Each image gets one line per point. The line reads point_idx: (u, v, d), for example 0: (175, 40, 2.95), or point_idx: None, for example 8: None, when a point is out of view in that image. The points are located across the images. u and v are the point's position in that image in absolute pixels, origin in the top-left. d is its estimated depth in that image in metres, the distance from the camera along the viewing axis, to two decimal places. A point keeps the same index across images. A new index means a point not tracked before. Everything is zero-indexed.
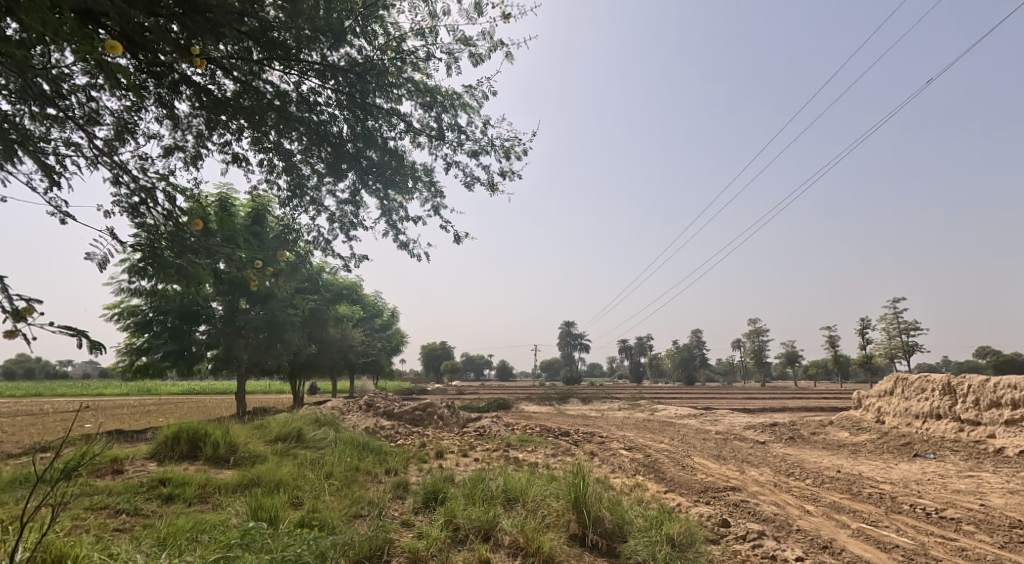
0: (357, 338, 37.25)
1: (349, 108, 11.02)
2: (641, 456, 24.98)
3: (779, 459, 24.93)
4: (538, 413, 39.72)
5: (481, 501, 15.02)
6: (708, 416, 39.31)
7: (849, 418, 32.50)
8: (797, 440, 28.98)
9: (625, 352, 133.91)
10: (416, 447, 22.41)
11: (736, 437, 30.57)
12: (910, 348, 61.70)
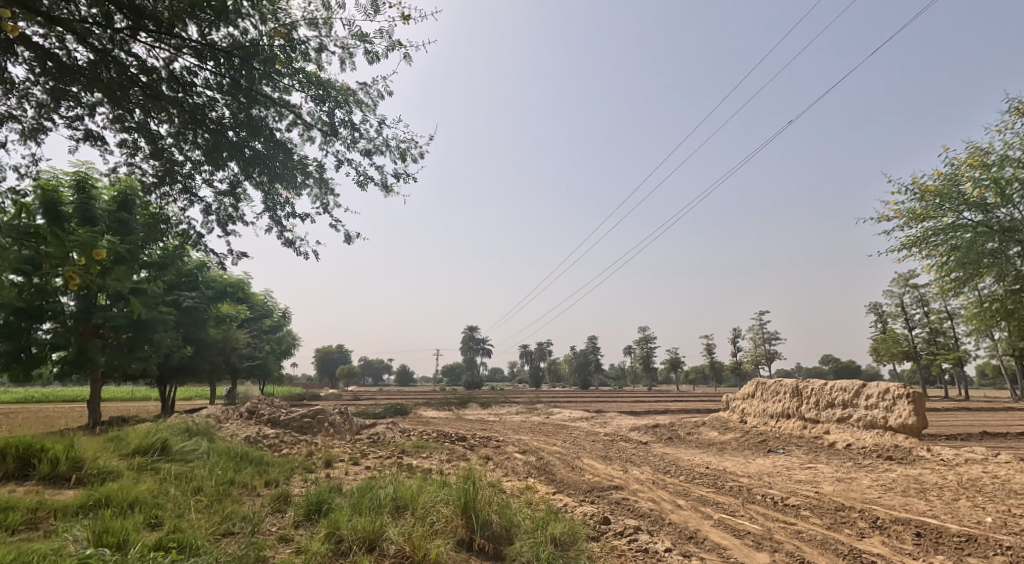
0: (242, 340, 31.47)
1: (231, 95, 8.26)
2: (535, 459, 18.70)
3: (662, 457, 18.89)
4: (438, 419, 34.35)
5: (368, 510, 9.21)
6: (596, 417, 33.84)
7: (718, 418, 26.40)
8: (676, 439, 23.16)
9: (527, 357, 131.37)
10: (301, 456, 15.48)
11: (621, 437, 24.13)
12: (773, 355, 63.94)
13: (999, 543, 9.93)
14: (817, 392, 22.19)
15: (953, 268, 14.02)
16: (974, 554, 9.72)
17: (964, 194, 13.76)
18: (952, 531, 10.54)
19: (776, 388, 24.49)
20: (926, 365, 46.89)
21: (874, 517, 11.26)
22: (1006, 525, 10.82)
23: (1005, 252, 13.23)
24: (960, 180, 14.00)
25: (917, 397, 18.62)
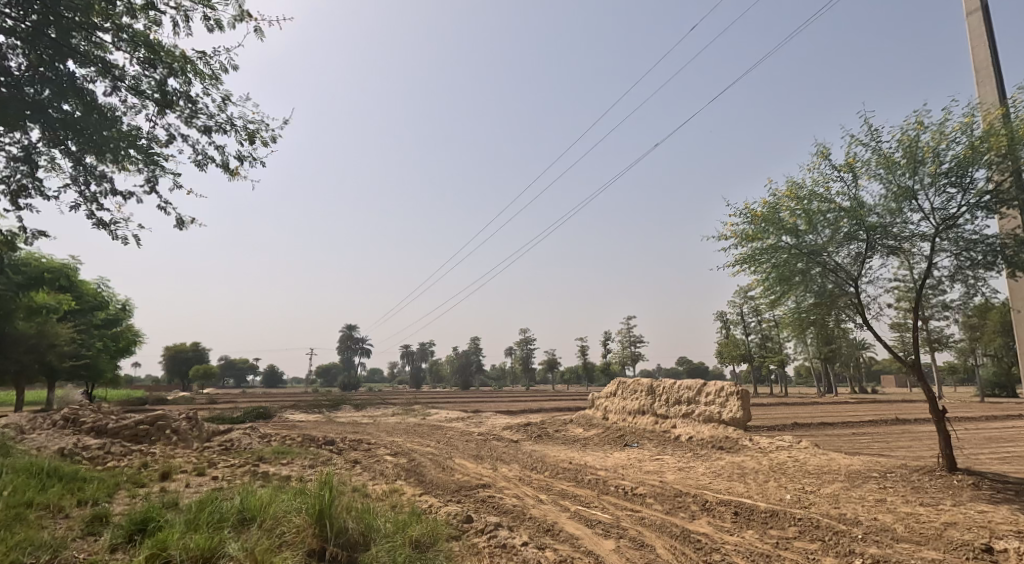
0: (64, 334, 30.43)
1: (39, 49, 9.46)
2: (405, 461, 21.97)
3: (527, 455, 23.08)
4: (303, 422, 36.64)
5: (206, 525, 10.24)
6: (474, 419, 37.54)
7: (582, 416, 31.91)
8: (543, 437, 27.89)
9: (408, 356, 133.17)
10: (132, 468, 16.59)
11: (494, 437, 28.37)
12: (635, 356, 71.98)
13: (792, 517, 13.54)
14: (669, 391, 28.04)
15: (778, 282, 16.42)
16: (775, 527, 13.12)
17: (787, 219, 15.95)
18: (762, 509, 14.38)
19: (635, 387, 30.29)
20: (756, 366, 56.29)
21: (705, 501, 15.18)
22: (802, 502, 14.86)
23: (810, 272, 15.79)
24: (785, 208, 15.99)
25: (745, 396, 24.48)
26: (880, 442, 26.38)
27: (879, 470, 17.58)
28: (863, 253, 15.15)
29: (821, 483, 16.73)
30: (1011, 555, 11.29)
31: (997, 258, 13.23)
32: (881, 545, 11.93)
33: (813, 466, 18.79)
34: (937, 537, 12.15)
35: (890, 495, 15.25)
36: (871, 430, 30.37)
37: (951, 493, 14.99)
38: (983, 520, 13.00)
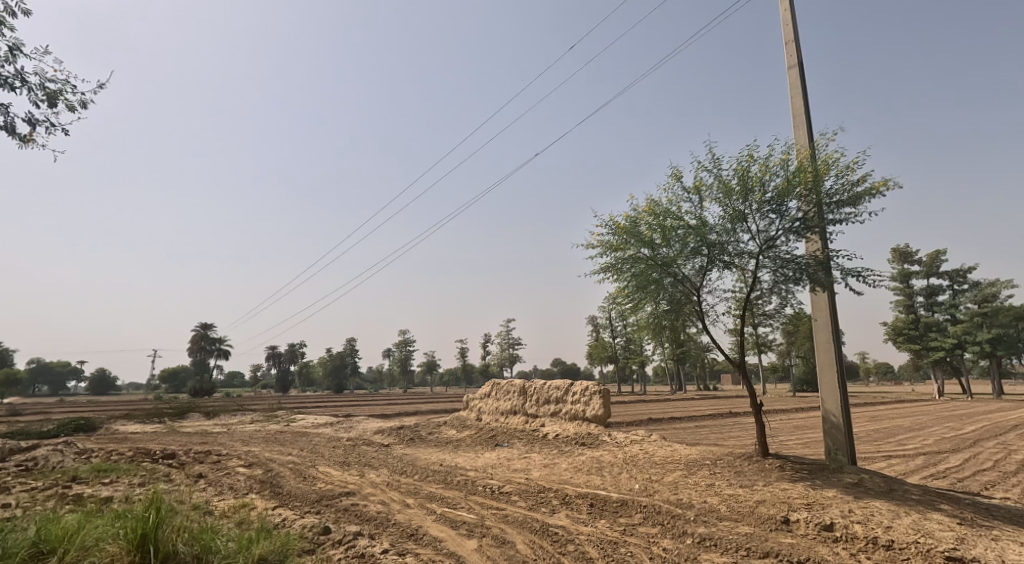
0: None
1: None
2: (261, 473, 17.02)
3: (396, 459, 18.20)
4: (142, 437, 33.25)
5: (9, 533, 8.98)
6: (341, 421, 34.01)
7: (456, 419, 25.08)
8: (415, 441, 22.06)
9: (273, 359, 124.81)
10: None
11: (360, 441, 22.29)
12: (511, 356, 72.15)
13: (639, 503, 12.68)
14: (539, 391, 23.14)
15: (636, 288, 14.87)
16: (622, 515, 12.29)
17: (650, 229, 14.59)
18: (613, 497, 13.26)
19: (510, 390, 24.12)
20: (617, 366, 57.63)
21: (563, 495, 13.57)
22: (647, 490, 13.75)
23: (665, 280, 14.53)
24: (648, 219, 14.67)
25: (605, 393, 21.00)
26: (713, 428, 27.57)
27: (709, 456, 16.15)
28: (708, 266, 14.29)
29: (660, 472, 15.37)
30: (807, 526, 11.24)
31: (805, 276, 14.53)
32: (711, 527, 11.42)
33: (658, 449, 17.57)
34: (751, 514, 11.90)
35: (715, 478, 14.25)
36: (707, 418, 31.78)
37: (762, 474, 14.17)
38: (784, 496, 12.64)
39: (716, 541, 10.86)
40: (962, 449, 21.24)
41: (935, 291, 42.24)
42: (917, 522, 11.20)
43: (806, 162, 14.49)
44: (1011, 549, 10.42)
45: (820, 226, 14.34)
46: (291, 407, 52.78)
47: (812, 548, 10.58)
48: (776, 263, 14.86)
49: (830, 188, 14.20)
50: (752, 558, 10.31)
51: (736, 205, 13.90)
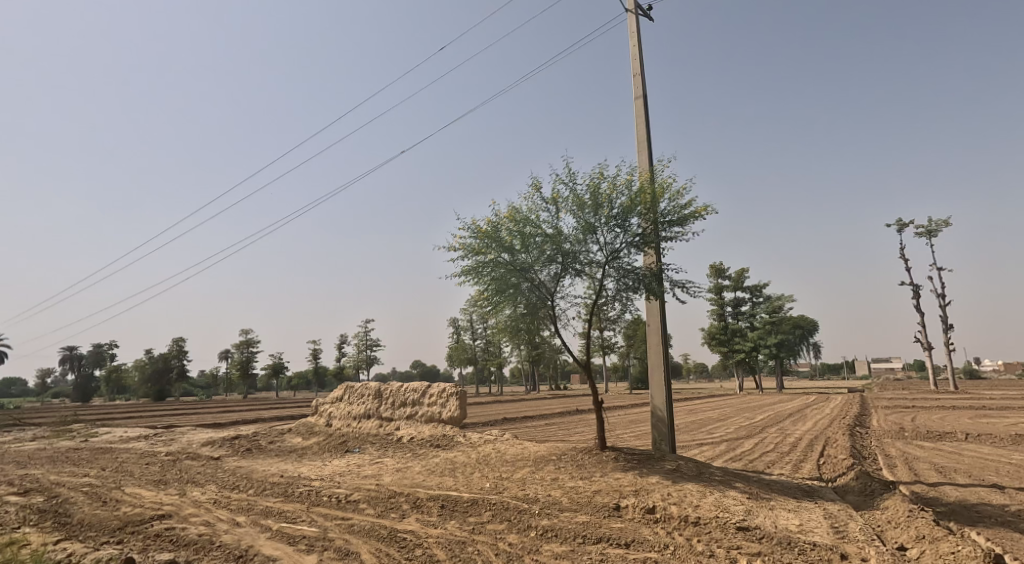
0: None
1: None
2: (48, 495, 14.53)
3: (231, 472, 16.66)
4: None
5: None
6: (160, 432, 29.70)
7: (305, 425, 24.05)
8: (254, 451, 20.57)
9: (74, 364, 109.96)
10: None
11: (185, 456, 20.07)
12: (367, 357, 69.95)
13: (488, 502, 12.24)
14: (395, 395, 22.82)
15: (487, 299, 12.05)
16: (472, 515, 11.80)
17: (504, 237, 11.89)
18: (464, 497, 12.70)
19: (364, 394, 23.56)
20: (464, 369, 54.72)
21: (416, 498, 12.90)
22: (498, 488, 13.25)
23: (520, 291, 11.88)
24: (503, 226, 11.92)
25: (462, 396, 21.17)
26: (538, 409, 26.91)
27: (557, 451, 15.46)
28: (562, 276, 11.95)
29: (514, 469, 14.60)
30: (635, 510, 11.56)
31: (641, 288, 13.92)
32: (553, 518, 11.33)
33: (508, 447, 16.77)
34: (588, 503, 12.00)
35: (562, 473, 13.87)
36: (544, 403, 31.53)
37: (601, 466, 13.88)
38: (616, 484, 12.82)
39: (557, 531, 10.75)
40: (754, 433, 22.34)
41: (740, 301, 48.81)
42: (717, 500, 12.01)
43: (646, 180, 13.65)
44: (787, 516, 11.55)
45: (658, 241, 13.67)
46: (99, 417, 45.55)
47: (638, 531, 10.80)
48: (617, 275, 13.89)
49: (666, 208, 13.70)
50: (587, 544, 10.30)
51: (589, 217, 11.82)
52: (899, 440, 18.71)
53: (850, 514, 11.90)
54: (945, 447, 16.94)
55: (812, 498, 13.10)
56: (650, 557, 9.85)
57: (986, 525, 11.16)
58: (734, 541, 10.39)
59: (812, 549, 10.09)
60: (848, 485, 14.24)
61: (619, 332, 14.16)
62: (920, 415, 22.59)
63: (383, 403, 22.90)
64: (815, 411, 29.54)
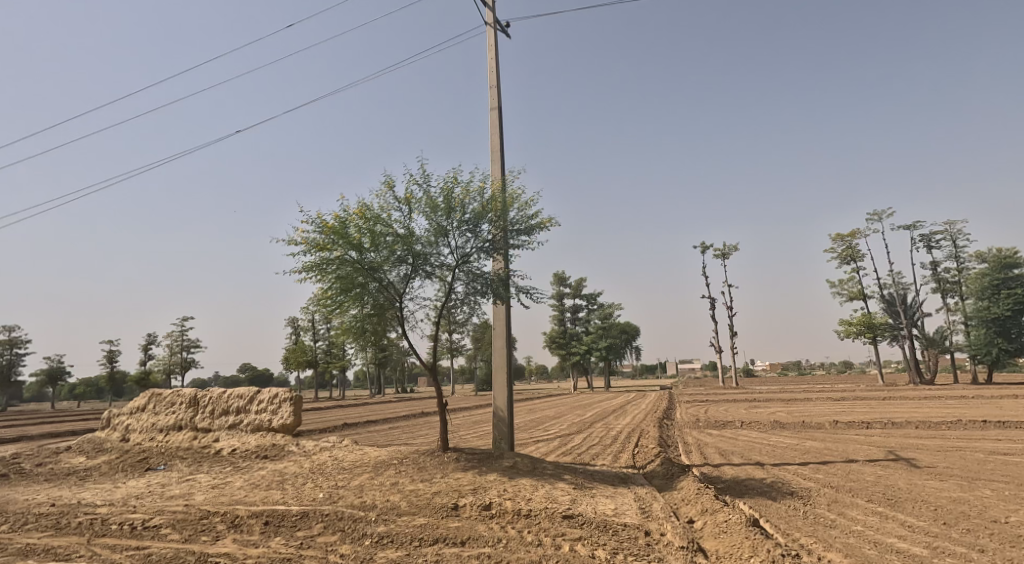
0: None
1: None
2: None
3: None
4: None
5: None
6: None
7: (92, 441, 16.13)
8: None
9: None
10: None
11: None
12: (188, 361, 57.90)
13: (320, 512, 9.37)
14: (216, 399, 16.27)
15: (330, 298, 11.69)
16: (301, 529, 8.98)
17: (351, 235, 11.64)
18: (291, 510, 9.60)
19: (173, 400, 16.56)
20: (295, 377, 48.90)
21: (234, 518, 9.47)
22: (332, 497, 10.03)
23: (366, 291, 11.80)
24: (350, 223, 11.67)
25: (299, 396, 15.34)
26: (383, 412, 26.04)
27: (397, 454, 12.13)
28: (412, 278, 12.17)
29: (347, 475, 11.15)
30: (472, 508, 9.47)
31: (489, 293, 13.70)
32: (390, 524, 8.91)
33: (349, 451, 12.93)
34: (425, 504, 9.58)
35: (400, 475, 10.84)
36: (385, 408, 29.65)
37: (441, 467, 11.19)
38: (455, 484, 10.39)
39: (393, 536, 8.55)
40: (582, 428, 23.67)
41: (577, 308, 52.62)
42: (547, 492, 10.31)
43: (496, 190, 13.82)
44: (603, 502, 10.29)
45: (507, 248, 13.75)
46: None
47: (474, 529, 8.87)
48: (466, 279, 13.64)
49: (515, 217, 13.80)
50: (422, 549, 8.25)
51: (441, 220, 12.18)
52: (694, 428, 21.87)
53: (655, 496, 11.05)
54: (727, 433, 20.19)
55: (626, 484, 12.03)
56: (485, 555, 8.14)
57: (752, 496, 11.07)
58: (562, 530, 8.92)
59: (625, 530, 9.05)
60: (653, 471, 14.00)
61: (467, 336, 14.60)
62: (710, 408, 26.64)
63: (201, 409, 16.03)
64: (634, 405, 33.78)
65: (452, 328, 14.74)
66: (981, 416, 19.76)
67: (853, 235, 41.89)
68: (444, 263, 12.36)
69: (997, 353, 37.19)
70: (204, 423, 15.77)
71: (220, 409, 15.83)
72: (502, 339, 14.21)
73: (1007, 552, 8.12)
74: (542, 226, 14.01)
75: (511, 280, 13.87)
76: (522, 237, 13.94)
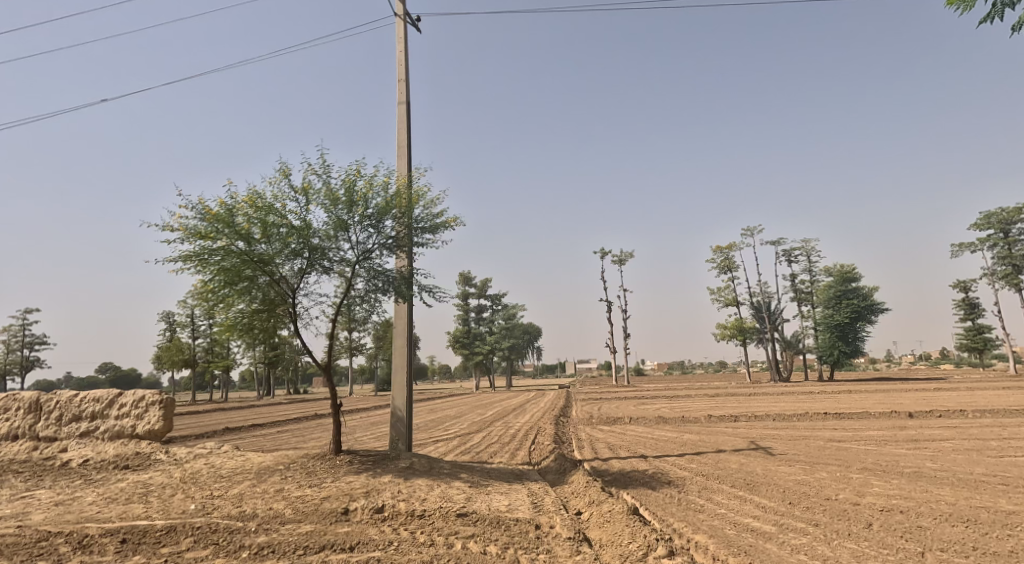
0: None
1: None
2: None
3: None
4: None
5: None
6: None
7: None
8: None
9: None
10: None
11: None
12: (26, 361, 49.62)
13: (191, 525, 8.72)
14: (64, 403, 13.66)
15: (213, 291, 11.20)
16: (166, 545, 8.28)
17: (239, 224, 11.22)
18: (155, 525, 8.76)
19: (7, 404, 13.79)
20: (169, 379, 45.37)
21: (82, 538, 8.44)
22: (205, 508, 9.34)
23: (255, 285, 11.45)
24: (239, 212, 11.25)
25: (173, 398, 13.22)
26: (270, 416, 24.84)
27: (282, 460, 11.67)
28: (307, 272, 11.94)
29: (223, 484, 10.36)
30: (363, 512, 9.45)
31: (390, 290, 13.63)
32: (273, 534, 8.61)
33: (230, 457, 11.86)
34: (313, 511, 9.40)
35: (286, 482, 10.52)
36: (276, 411, 28.29)
37: (333, 471, 11.07)
38: (347, 488, 10.32)
39: (275, 546, 8.28)
40: (480, 427, 23.95)
41: (482, 309, 53.12)
42: (442, 491, 10.50)
43: (402, 186, 13.77)
44: (497, 499, 10.59)
45: (411, 245, 13.74)
46: None
47: (365, 532, 8.84)
48: (367, 276, 13.49)
49: (420, 214, 13.83)
50: (309, 557, 8.10)
51: (341, 214, 12.02)
52: (587, 425, 22.81)
53: (547, 490, 11.54)
54: (616, 428, 21.30)
55: (520, 480, 12.40)
56: (374, 558, 8.12)
57: (635, 487, 11.78)
58: (455, 528, 9.12)
59: (516, 525, 9.39)
60: (547, 467, 14.50)
61: (367, 334, 14.43)
62: (602, 405, 27.88)
63: (46, 414, 13.37)
64: (532, 404, 34.68)
65: (352, 327, 14.54)
66: (826, 409, 22.19)
67: (730, 247, 45.56)
68: (342, 257, 12.22)
69: (838, 354, 42.84)
70: (47, 432, 13.17)
71: (68, 413, 13.29)
72: (404, 339, 14.16)
73: (835, 524, 9.23)
74: (447, 225, 14.13)
75: (414, 279, 13.90)
76: (426, 234, 13.99)
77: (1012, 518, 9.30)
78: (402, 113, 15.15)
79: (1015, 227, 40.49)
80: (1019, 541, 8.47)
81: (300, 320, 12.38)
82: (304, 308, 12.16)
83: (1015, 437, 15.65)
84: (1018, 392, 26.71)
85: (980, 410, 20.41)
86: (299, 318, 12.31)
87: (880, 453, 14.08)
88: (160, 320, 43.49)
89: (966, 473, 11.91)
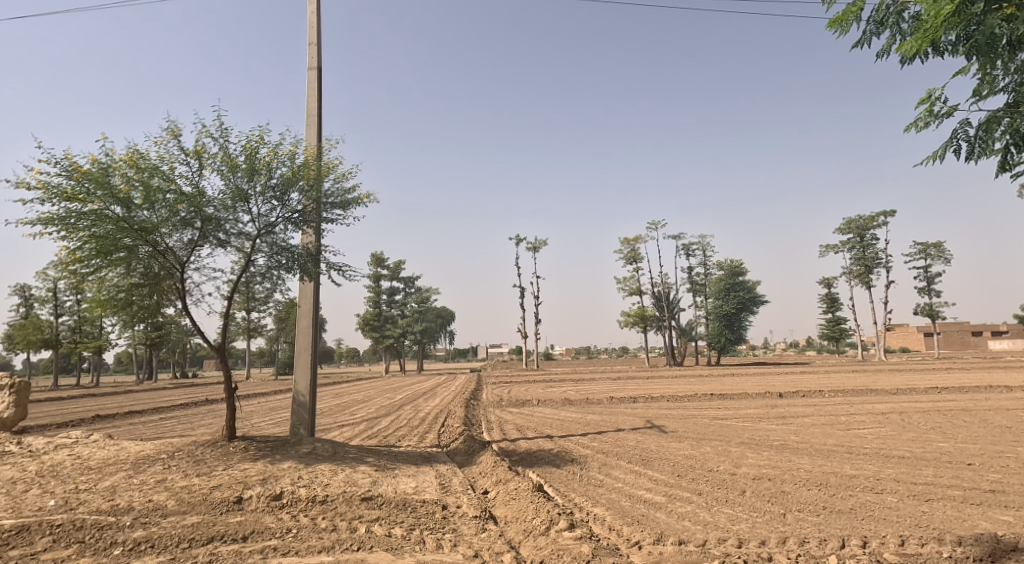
0: None
1: None
2: None
3: None
4: None
5: None
6: None
7: None
8: None
9: None
10: None
11: None
12: None
13: (48, 523, 7.81)
14: None
15: (81, 261, 10.02)
16: (18, 546, 7.40)
17: (115, 185, 10.11)
18: (3, 526, 7.77)
19: None
20: (27, 360, 40.85)
21: None
22: (67, 504, 8.40)
23: (134, 256, 10.36)
24: (116, 172, 10.15)
25: (26, 384, 11.85)
26: (151, 402, 23.11)
27: (164, 449, 10.73)
28: (199, 245, 10.99)
29: (91, 477, 9.40)
30: (258, 500, 8.85)
31: (295, 267, 12.81)
32: (153, 528, 7.87)
33: (100, 447, 10.73)
34: (201, 501, 8.68)
35: (169, 471, 9.69)
36: (159, 396, 26.34)
37: (225, 458, 10.36)
38: (240, 475, 9.64)
39: (154, 540, 7.57)
40: (388, 411, 23.42)
41: (394, 291, 51.78)
42: (347, 475, 10.06)
43: (310, 158, 12.97)
44: (403, 482, 10.28)
45: (318, 220, 12.95)
46: None
47: (259, 521, 8.28)
48: (268, 252, 12.62)
49: (330, 188, 13.10)
50: (194, 549, 7.46)
51: (241, 182, 11.13)
52: (496, 407, 22.87)
53: (454, 471, 11.33)
54: (523, 410, 21.46)
55: (427, 462, 12.14)
56: (269, 546, 7.60)
57: (540, 466, 11.83)
58: (359, 512, 8.73)
59: (422, 506, 9.12)
60: (454, 449, 14.30)
61: (267, 315, 13.50)
62: (511, 389, 27.98)
63: None
64: (442, 387, 34.42)
65: (250, 307, 13.57)
66: (712, 391, 23.43)
67: (637, 238, 47.13)
68: (240, 230, 11.34)
69: (725, 341, 45.30)
70: None
71: None
72: (308, 320, 13.41)
73: (714, 492, 9.64)
74: (358, 201, 13.47)
75: (321, 256, 13.18)
76: (336, 210, 13.29)
77: (856, 480, 10.08)
78: (312, 79, 14.27)
79: (869, 233, 44.44)
80: (859, 499, 9.16)
81: (188, 296, 11.41)
82: (192, 284, 11.19)
83: (862, 412, 17.17)
84: (866, 374, 29.41)
85: (835, 390, 22.30)
86: (188, 294, 11.32)
87: (754, 429, 14.98)
88: (13, 294, 39.17)
89: (822, 444, 12.88)
